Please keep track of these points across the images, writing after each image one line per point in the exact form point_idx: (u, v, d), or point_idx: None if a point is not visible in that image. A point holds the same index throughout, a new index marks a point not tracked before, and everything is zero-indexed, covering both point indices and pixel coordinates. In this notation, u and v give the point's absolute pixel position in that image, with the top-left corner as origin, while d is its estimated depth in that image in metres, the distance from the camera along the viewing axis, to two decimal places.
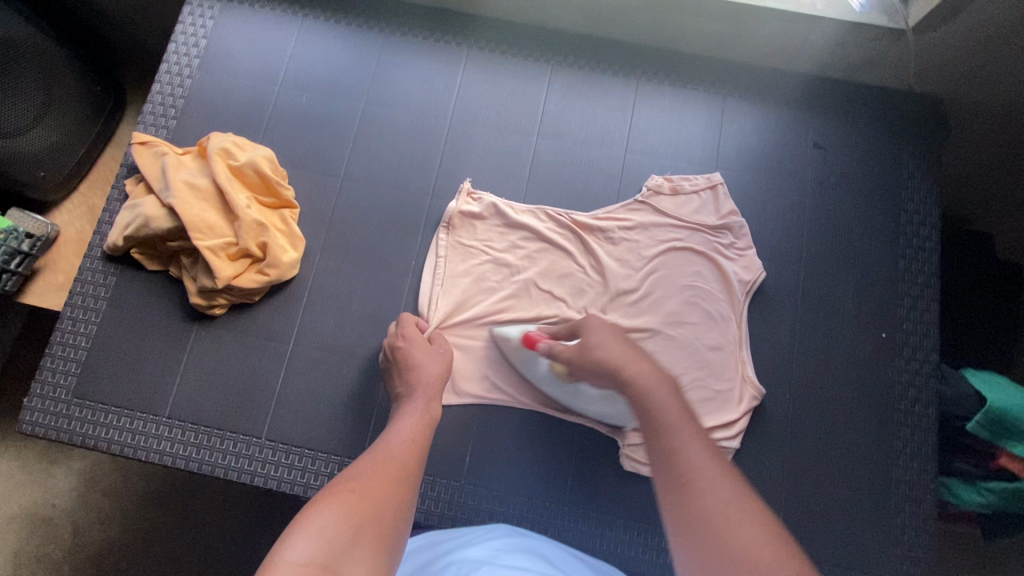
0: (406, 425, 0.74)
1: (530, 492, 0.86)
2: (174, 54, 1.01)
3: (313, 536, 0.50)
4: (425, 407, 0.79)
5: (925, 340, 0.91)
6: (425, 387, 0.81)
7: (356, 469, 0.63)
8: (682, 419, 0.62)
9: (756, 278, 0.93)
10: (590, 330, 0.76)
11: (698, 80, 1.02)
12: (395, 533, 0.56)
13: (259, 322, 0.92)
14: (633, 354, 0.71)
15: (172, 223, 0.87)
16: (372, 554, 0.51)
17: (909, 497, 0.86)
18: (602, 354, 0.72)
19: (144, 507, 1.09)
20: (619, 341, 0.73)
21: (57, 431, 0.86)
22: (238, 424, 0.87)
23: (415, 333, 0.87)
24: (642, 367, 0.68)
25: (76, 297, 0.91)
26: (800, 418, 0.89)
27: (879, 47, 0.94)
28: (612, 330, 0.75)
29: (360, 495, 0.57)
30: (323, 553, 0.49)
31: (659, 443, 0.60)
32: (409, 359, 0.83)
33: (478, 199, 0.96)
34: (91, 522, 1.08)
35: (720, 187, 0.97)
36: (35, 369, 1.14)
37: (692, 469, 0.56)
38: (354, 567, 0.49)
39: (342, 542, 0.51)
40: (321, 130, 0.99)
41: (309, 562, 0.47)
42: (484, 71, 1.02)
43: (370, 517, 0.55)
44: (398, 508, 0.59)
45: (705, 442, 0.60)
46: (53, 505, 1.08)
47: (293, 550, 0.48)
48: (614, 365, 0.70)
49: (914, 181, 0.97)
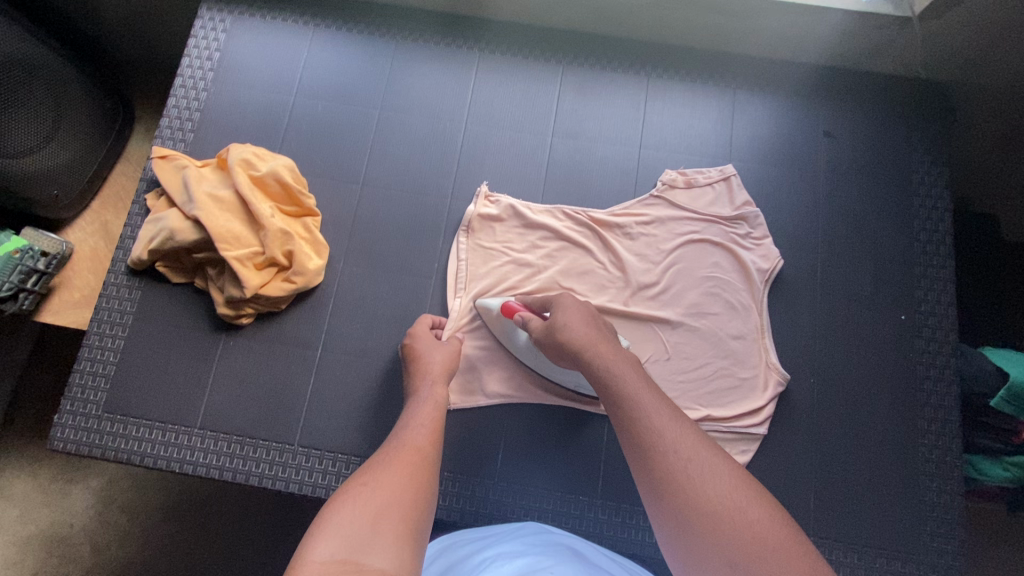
0: (423, 412, 0.75)
1: (563, 486, 0.87)
2: (188, 67, 1.02)
3: (335, 534, 0.50)
4: (432, 393, 0.79)
5: (944, 321, 0.93)
6: (431, 372, 0.82)
7: (375, 462, 0.65)
8: (647, 392, 0.63)
9: (775, 266, 0.95)
10: (563, 309, 0.77)
11: (707, 75, 1.04)
12: (416, 517, 0.57)
13: (286, 330, 0.92)
14: (598, 337, 0.72)
15: (198, 234, 0.88)
16: (396, 542, 0.52)
17: (936, 475, 0.88)
18: (565, 336, 0.73)
19: (164, 522, 1.09)
20: (584, 322, 0.75)
21: (88, 446, 0.86)
22: (270, 432, 0.88)
23: (426, 332, 0.88)
24: (603, 349, 0.70)
25: (102, 312, 0.92)
26: (824, 402, 0.90)
27: (887, 35, 0.96)
28: (583, 311, 0.77)
29: (375, 487, 0.58)
30: (347, 548, 0.49)
31: (625, 418, 0.62)
32: (413, 352, 0.85)
33: (496, 201, 0.98)
34: (112, 539, 1.08)
35: (734, 178, 0.98)
36: (48, 389, 1.14)
37: (654, 437, 0.58)
38: (379, 556, 0.49)
39: (363, 534, 0.51)
40: (338, 138, 1.00)
41: (334, 558, 0.48)
42: (497, 73, 1.04)
43: (386, 508, 0.56)
44: (417, 494, 0.60)
45: (671, 408, 0.62)
46: (71, 524, 1.08)
47: (317, 549, 0.48)
48: (578, 348, 0.71)
49: (923, 166, 0.99)
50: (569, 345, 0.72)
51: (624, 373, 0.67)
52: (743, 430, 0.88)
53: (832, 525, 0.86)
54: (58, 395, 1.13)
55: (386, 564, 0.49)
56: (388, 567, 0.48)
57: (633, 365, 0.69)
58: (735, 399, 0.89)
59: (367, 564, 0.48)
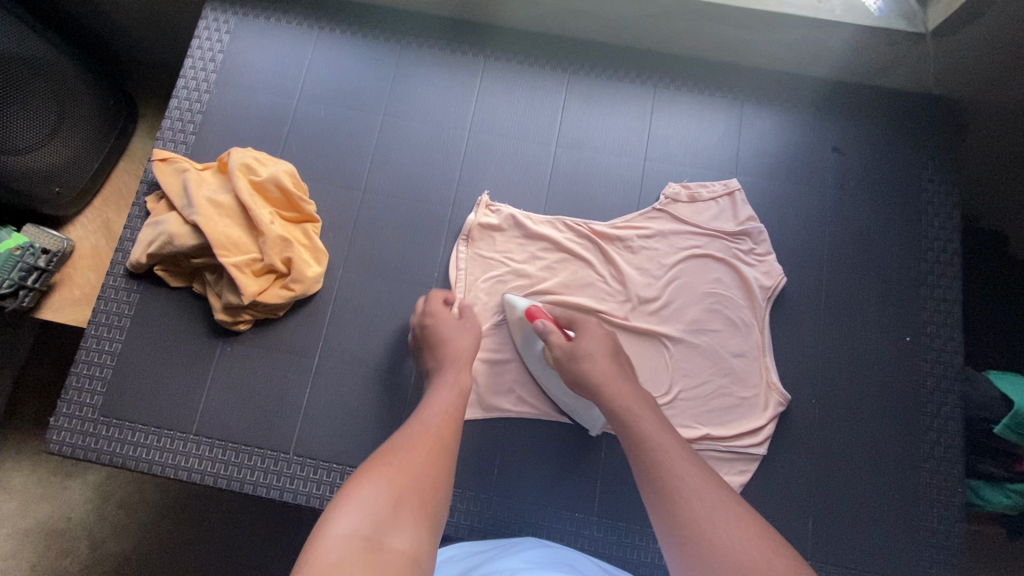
0: (446, 396, 0.76)
1: (559, 503, 0.86)
2: (191, 69, 1.01)
3: (356, 510, 0.56)
4: (456, 377, 0.80)
5: (949, 343, 0.92)
6: (456, 357, 0.82)
7: (396, 440, 0.68)
8: (663, 434, 0.68)
9: (777, 283, 0.93)
10: (587, 338, 0.81)
11: (715, 86, 1.02)
12: (434, 500, 0.62)
13: (284, 337, 0.92)
14: (614, 373, 0.77)
15: (197, 240, 0.87)
16: (414, 521, 0.58)
17: (936, 501, 0.87)
18: (584, 367, 0.78)
19: (160, 520, 1.09)
20: (602, 353, 0.79)
21: (84, 450, 0.86)
22: (266, 439, 0.87)
23: (443, 309, 0.88)
24: (621, 386, 0.75)
25: (100, 315, 0.91)
26: (825, 422, 0.89)
27: (899, 51, 0.94)
28: (607, 343, 0.81)
29: (395, 469, 0.62)
30: (366, 526, 0.55)
31: (641, 454, 0.66)
32: (437, 333, 0.84)
33: (497, 210, 0.97)
34: (108, 534, 1.08)
35: (738, 193, 0.97)
36: (47, 384, 1.14)
37: (671, 476, 0.63)
38: (397, 538, 0.55)
39: (384, 514, 0.57)
40: (340, 144, 0.99)
41: (356, 533, 0.54)
42: (502, 81, 1.02)
43: (406, 490, 0.61)
44: (437, 477, 0.64)
45: (685, 450, 0.66)
46: (69, 517, 1.08)
47: (339, 525, 0.55)
48: (596, 382, 0.76)
49: (933, 185, 0.98)
50: (587, 376, 0.77)
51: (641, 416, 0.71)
52: (742, 449, 0.87)
53: (829, 547, 0.85)
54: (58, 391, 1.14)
55: (404, 545, 0.55)
56: (407, 548, 0.55)
57: (647, 402, 0.74)
58: (733, 418, 0.89)
59: (387, 543, 0.54)
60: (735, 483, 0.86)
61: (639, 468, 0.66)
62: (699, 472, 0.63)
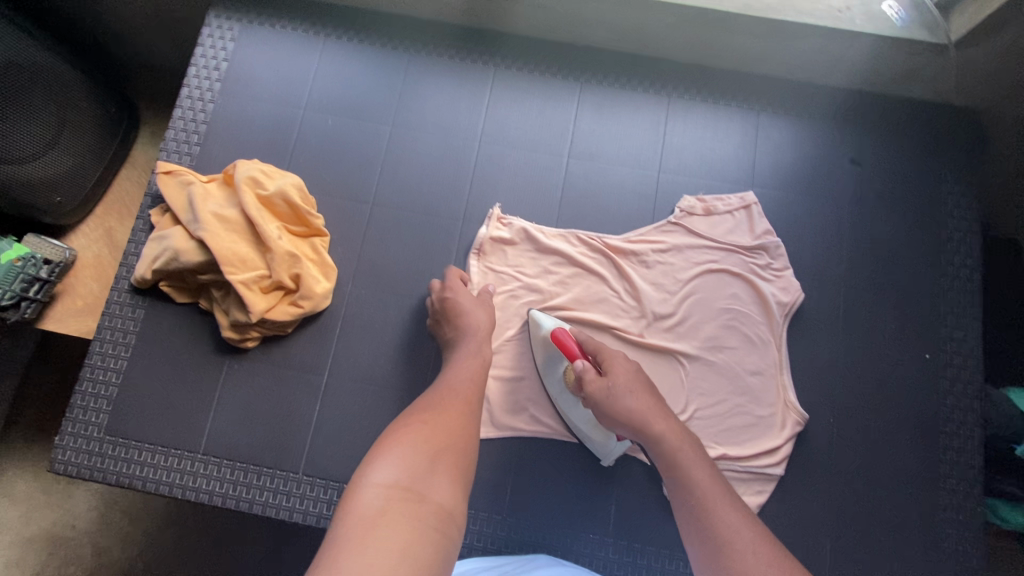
0: (470, 365, 0.80)
1: (573, 525, 0.85)
2: (195, 77, 0.99)
3: (394, 464, 0.60)
4: (479, 350, 0.82)
5: (969, 360, 0.90)
6: (477, 330, 0.84)
7: (425, 402, 0.72)
8: (714, 482, 0.69)
9: (795, 300, 0.92)
10: (624, 373, 0.79)
11: (730, 95, 1.00)
12: (464, 460, 0.66)
13: (293, 354, 0.90)
14: (662, 413, 0.76)
15: (204, 257, 0.86)
16: (448, 476, 0.62)
17: (956, 522, 0.85)
18: (622, 403, 0.75)
19: (164, 528, 1.07)
20: (645, 391, 0.78)
21: (90, 470, 0.84)
22: (276, 459, 0.86)
23: (461, 286, 0.88)
24: (670, 429, 0.74)
25: (105, 331, 0.90)
26: (844, 441, 0.88)
27: (920, 61, 0.92)
28: (644, 379, 0.79)
29: (428, 428, 0.66)
30: (405, 477, 0.59)
31: (694, 505, 0.67)
32: (456, 307, 0.85)
33: (508, 224, 0.95)
34: (112, 542, 1.06)
35: (755, 207, 0.95)
36: (50, 391, 1.12)
37: (728, 532, 0.64)
38: (434, 491, 0.59)
39: (422, 468, 0.61)
40: (349, 155, 0.97)
41: (396, 484, 0.58)
42: (512, 90, 1.00)
43: (439, 448, 0.65)
44: (465, 441, 0.68)
45: (737, 504, 0.67)
46: (73, 526, 1.07)
47: (380, 475, 0.59)
48: (642, 422, 0.74)
49: (952, 198, 0.96)
50: (630, 415, 0.75)
51: (686, 455, 0.72)
52: (760, 469, 0.86)
53: (846, 567, 0.84)
54: (61, 399, 1.12)
55: (441, 498, 0.59)
56: (442, 502, 0.59)
57: (689, 438, 0.74)
58: (750, 437, 0.88)
59: (425, 495, 0.58)
60: (753, 503, 0.85)
61: (691, 520, 0.66)
62: (753, 530, 0.64)
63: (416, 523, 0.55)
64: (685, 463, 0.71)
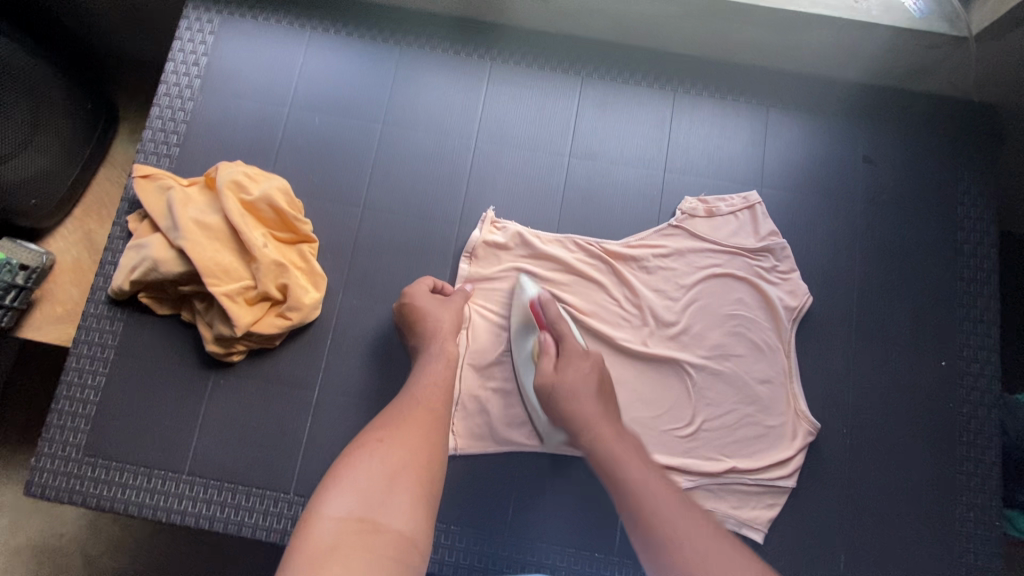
0: (436, 370, 0.75)
1: (577, 543, 0.81)
2: (173, 74, 0.93)
3: (348, 491, 0.56)
4: (443, 349, 0.77)
5: (986, 367, 0.87)
6: (438, 331, 0.78)
7: (388, 416, 0.68)
8: (649, 476, 0.67)
9: (803, 303, 0.88)
10: (575, 370, 0.76)
11: (738, 90, 0.95)
12: (430, 475, 0.61)
13: (280, 367, 0.85)
14: (602, 412, 0.74)
15: (184, 267, 0.81)
16: (410, 498, 0.57)
17: (973, 534, 0.83)
18: (567, 409, 0.74)
19: (155, 536, 1.03)
20: (590, 389, 0.75)
21: (69, 492, 0.80)
22: (265, 478, 0.82)
23: (425, 293, 0.82)
24: (608, 430, 0.72)
25: (81, 345, 0.85)
26: (857, 453, 0.85)
27: (938, 54, 0.87)
28: (595, 377, 0.77)
29: (387, 444, 0.62)
30: (361, 506, 0.55)
31: (630, 502, 0.65)
32: (416, 311, 0.80)
33: (503, 227, 0.90)
34: (102, 551, 1.02)
35: (759, 207, 0.91)
36: (33, 396, 1.07)
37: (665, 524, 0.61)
38: (393, 517, 0.55)
39: (380, 492, 0.57)
40: (337, 156, 0.92)
41: (349, 514, 0.54)
42: (511, 85, 0.95)
43: (402, 467, 0.60)
44: (431, 454, 0.63)
45: (675, 494, 0.65)
46: (61, 534, 1.02)
47: (332, 506, 0.54)
48: (582, 425, 0.73)
49: (970, 197, 0.92)
50: (572, 415, 0.73)
51: (626, 460, 0.69)
52: (771, 483, 0.83)
53: None
54: (42, 405, 1.07)
55: (400, 523, 0.55)
56: (403, 527, 0.55)
57: (635, 445, 0.72)
58: (760, 449, 0.84)
59: (383, 523, 0.54)
60: (764, 518, 0.81)
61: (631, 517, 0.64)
62: (691, 520, 0.62)
63: (370, 557, 0.50)
64: (626, 470, 0.68)
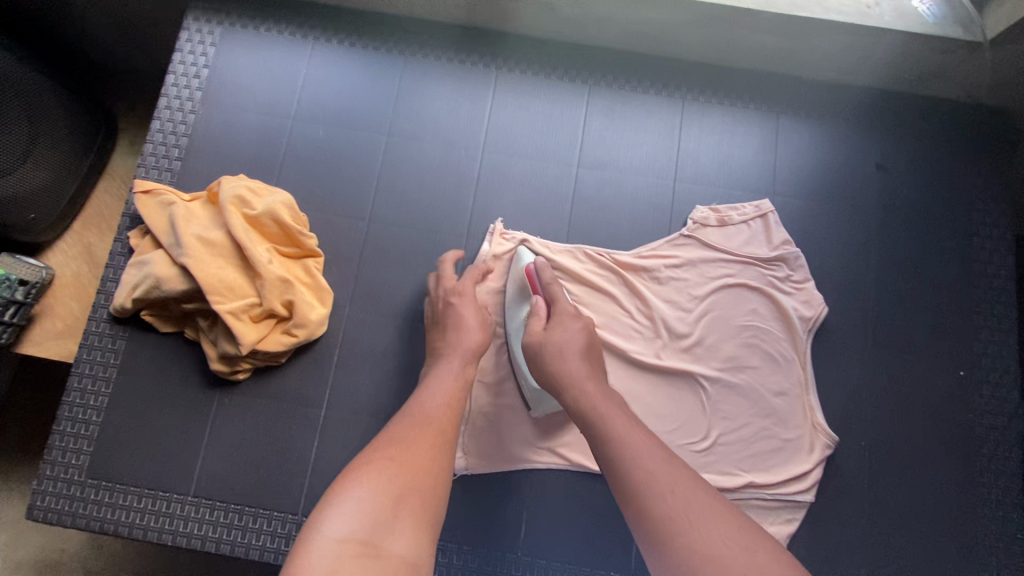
0: (449, 386, 0.73)
1: (592, 562, 0.80)
2: (174, 86, 0.92)
3: (350, 511, 0.54)
4: (463, 371, 0.75)
5: (1005, 376, 0.86)
6: (469, 352, 0.77)
7: (395, 431, 0.65)
8: (629, 424, 0.64)
9: (818, 313, 0.87)
10: (566, 331, 0.74)
11: (748, 97, 0.94)
12: (434, 500, 0.59)
13: (287, 385, 0.84)
14: (586, 369, 0.71)
15: (187, 284, 0.79)
16: (414, 524, 0.55)
17: (994, 548, 0.81)
18: (551, 366, 0.71)
19: (160, 552, 1.01)
20: (574, 346, 0.73)
21: (71, 516, 0.78)
22: (273, 499, 0.80)
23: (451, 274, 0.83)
24: (590, 386, 0.69)
25: (83, 365, 0.83)
26: (875, 464, 0.83)
27: (951, 60, 0.86)
28: (583, 336, 0.74)
29: (394, 464, 0.60)
30: (363, 528, 0.53)
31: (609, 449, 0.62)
32: (454, 325, 0.78)
33: (512, 239, 0.88)
34: (104, 567, 1.00)
35: (772, 215, 0.90)
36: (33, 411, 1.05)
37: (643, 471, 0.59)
38: (395, 543, 0.53)
39: (382, 516, 0.54)
40: (342, 168, 0.90)
41: (350, 536, 0.52)
42: (518, 94, 0.94)
43: (407, 490, 0.58)
44: (437, 478, 0.61)
45: (655, 442, 0.63)
46: (62, 549, 1.00)
47: (332, 524, 0.52)
48: (563, 380, 0.70)
49: (985, 203, 0.91)
50: (555, 373, 0.71)
51: (608, 412, 0.66)
52: (788, 497, 0.81)
53: None
54: (42, 421, 1.05)
55: (402, 551, 0.52)
56: (405, 554, 0.52)
57: (617, 401, 0.69)
58: (776, 463, 0.83)
59: (384, 549, 0.52)
60: (782, 534, 0.80)
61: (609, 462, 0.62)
62: (673, 470, 0.59)
63: None
64: (607, 418, 0.65)
